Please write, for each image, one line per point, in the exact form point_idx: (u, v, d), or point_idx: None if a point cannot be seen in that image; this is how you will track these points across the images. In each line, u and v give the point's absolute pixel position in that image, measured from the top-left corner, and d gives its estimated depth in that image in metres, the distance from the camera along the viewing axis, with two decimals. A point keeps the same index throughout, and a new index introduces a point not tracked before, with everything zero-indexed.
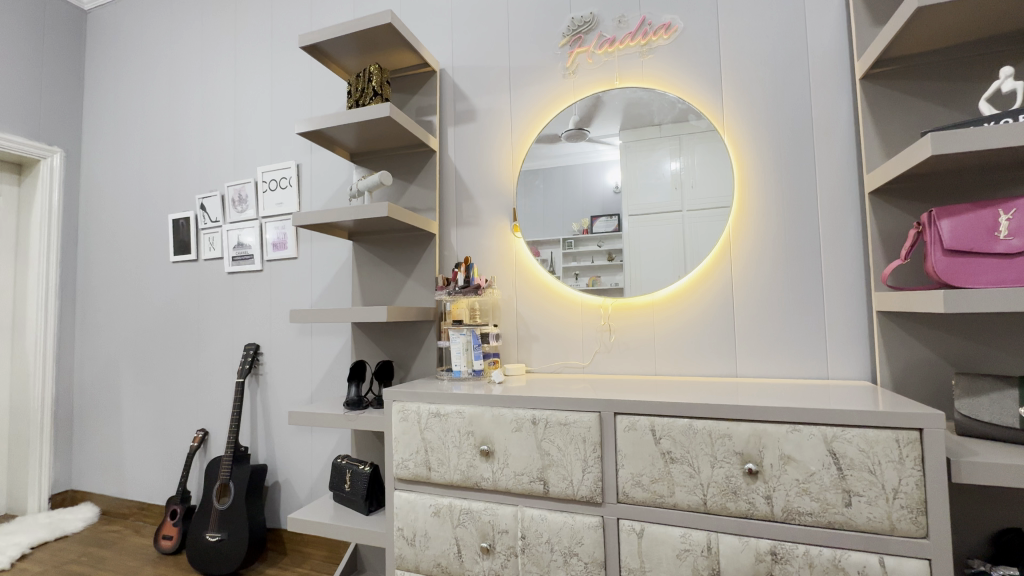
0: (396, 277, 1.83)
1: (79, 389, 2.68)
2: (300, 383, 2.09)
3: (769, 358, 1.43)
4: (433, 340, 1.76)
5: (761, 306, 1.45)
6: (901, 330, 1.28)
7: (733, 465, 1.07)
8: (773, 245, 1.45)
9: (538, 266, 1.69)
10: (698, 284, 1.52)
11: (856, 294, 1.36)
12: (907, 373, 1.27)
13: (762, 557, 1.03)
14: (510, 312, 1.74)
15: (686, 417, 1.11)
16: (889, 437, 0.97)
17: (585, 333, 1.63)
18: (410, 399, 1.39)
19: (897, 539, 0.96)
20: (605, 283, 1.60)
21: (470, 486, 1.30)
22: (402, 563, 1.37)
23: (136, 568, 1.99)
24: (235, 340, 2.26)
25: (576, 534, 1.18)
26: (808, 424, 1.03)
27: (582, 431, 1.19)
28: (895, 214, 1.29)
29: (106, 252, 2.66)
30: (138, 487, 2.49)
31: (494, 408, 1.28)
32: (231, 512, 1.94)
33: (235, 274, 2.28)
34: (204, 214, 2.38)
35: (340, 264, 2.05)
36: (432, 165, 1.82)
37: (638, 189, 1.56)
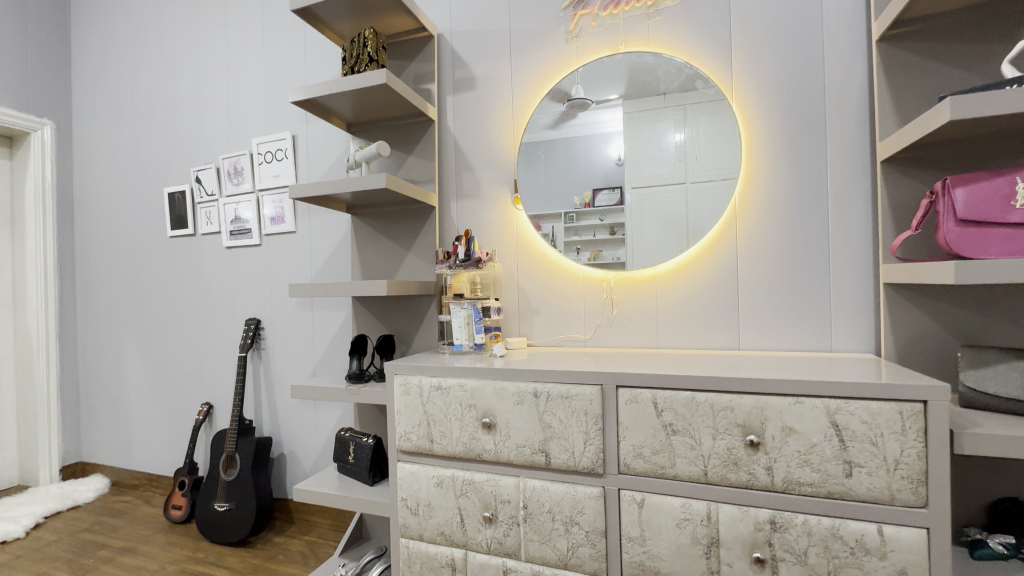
0: (395, 251, 1.81)
1: (83, 364, 2.70)
2: (301, 358, 2.10)
3: (773, 331, 1.42)
4: (434, 314, 1.75)
5: (767, 280, 1.43)
6: (908, 303, 1.26)
7: (734, 437, 1.07)
8: (780, 217, 1.42)
9: (540, 239, 1.67)
10: (702, 257, 1.49)
11: (863, 266, 1.34)
12: (913, 346, 1.26)
13: (761, 525, 1.05)
14: (511, 285, 1.73)
15: (688, 390, 1.11)
16: (892, 409, 0.96)
17: (587, 307, 1.62)
18: (411, 372, 1.39)
19: (896, 509, 0.97)
20: (607, 257, 1.58)
21: (472, 457, 1.31)
22: (406, 532, 1.39)
23: (147, 537, 2.04)
24: (236, 315, 2.26)
25: (577, 503, 1.20)
26: (811, 396, 1.02)
27: (584, 403, 1.19)
28: (907, 184, 1.25)
29: (103, 227, 2.63)
30: (146, 459, 2.53)
31: (496, 381, 1.28)
32: (238, 483, 1.98)
33: (233, 249, 2.26)
34: (199, 188, 2.34)
35: (339, 238, 2.02)
36: (431, 136, 1.77)
37: (642, 160, 1.52)
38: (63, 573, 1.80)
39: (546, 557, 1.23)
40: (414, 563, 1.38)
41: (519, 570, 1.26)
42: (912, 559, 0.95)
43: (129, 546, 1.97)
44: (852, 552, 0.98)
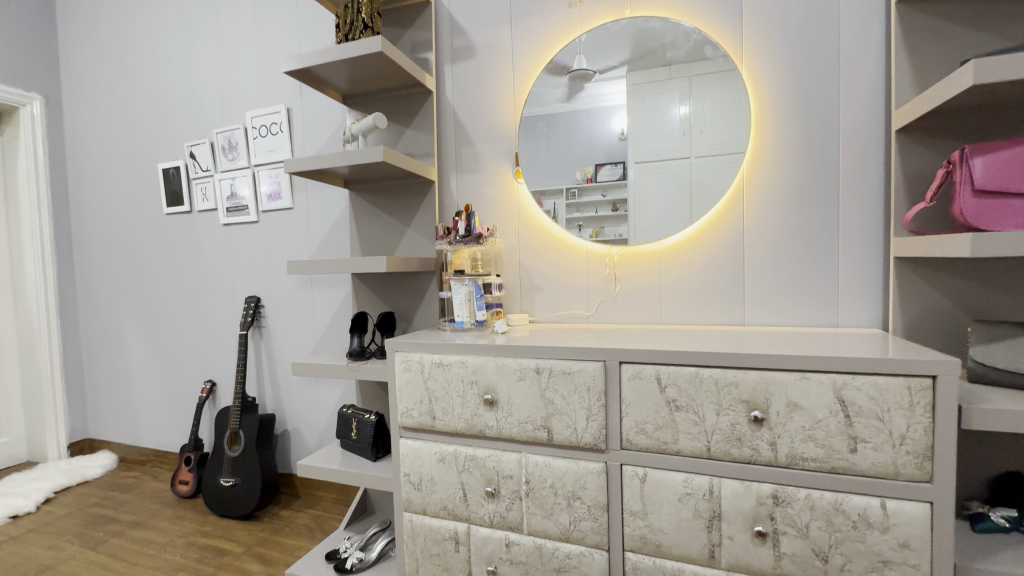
0: (395, 227, 1.78)
1: (85, 343, 2.71)
2: (302, 335, 2.09)
3: (778, 307, 1.40)
4: (435, 291, 1.73)
5: (774, 254, 1.40)
6: (918, 278, 1.23)
7: (738, 413, 1.06)
8: (789, 189, 1.38)
9: (542, 214, 1.63)
10: (707, 231, 1.46)
11: (873, 240, 1.31)
12: (922, 321, 1.24)
13: (763, 500, 1.05)
14: (512, 261, 1.70)
15: (692, 366, 1.10)
16: (900, 385, 0.95)
17: (590, 283, 1.60)
18: (412, 349, 1.38)
19: (901, 484, 0.96)
20: (609, 233, 1.55)
21: (474, 433, 1.31)
22: (409, 506, 1.40)
23: (155, 511, 2.07)
24: (236, 292, 2.24)
25: (579, 479, 1.20)
26: (818, 371, 1.01)
27: (586, 380, 1.18)
28: (922, 154, 1.21)
29: (98, 204, 2.59)
30: (152, 436, 2.56)
31: (497, 358, 1.27)
32: (243, 459, 2.00)
33: (231, 226, 2.23)
34: (194, 163, 2.29)
35: (338, 214, 1.99)
36: (429, 108, 1.72)
37: (646, 132, 1.48)
38: (75, 546, 1.84)
39: (548, 531, 1.24)
40: (417, 536, 1.40)
41: (522, 544, 1.27)
42: (914, 532, 0.95)
43: (138, 520, 2.00)
44: (854, 525, 0.99)
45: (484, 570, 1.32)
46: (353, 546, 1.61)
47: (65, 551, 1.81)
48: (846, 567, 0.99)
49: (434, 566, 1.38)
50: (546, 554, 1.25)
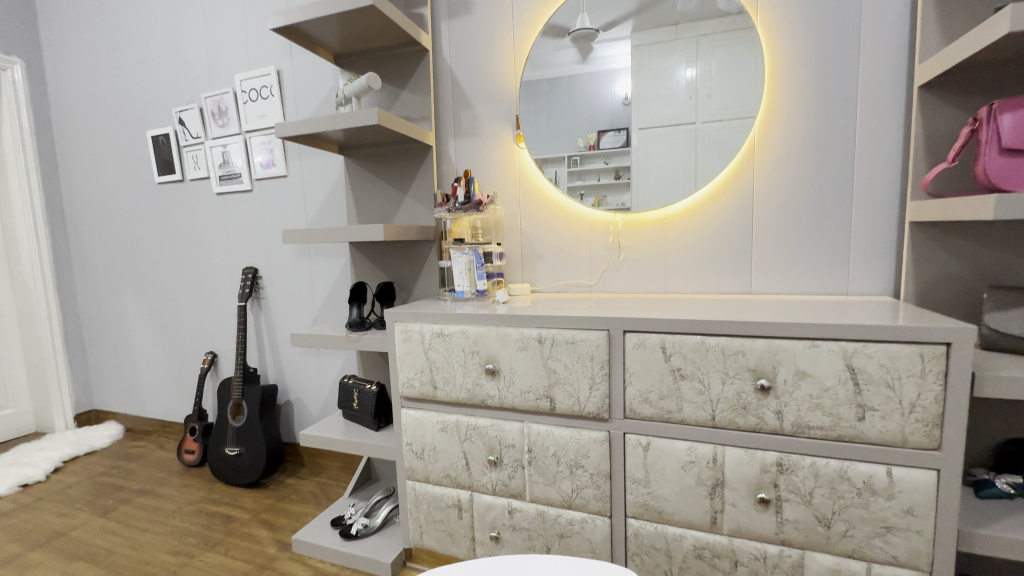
0: (392, 194, 1.73)
1: (85, 315, 2.69)
2: (301, 307, 2.07)
3: (786, 275, 1.37)
4: (434, 261, 1.69)
5: (783, 220, 1.36)
6: (934, 243, 1.19)
7: (744, 381, 1.04)
8: (802, 151, 1.32)
9: (544, 180, 1.58)
10: (715, 196, 1.41)
11: (888, 204, 1.26)
12: (935, 287, 1.20)
13: (767, 468, 1.04)
14: (513, 230, 1.66)
15: (698, 334, 1.07)
16: (912, 352, 0.92)
17: (593, 251, 1.56)
18: (412, 319, 1.36)
19: (908, 452, 0.95)
20: (611, 202, 1.51)
21: (476, 403, 1.30)
22: (412, 475, 1.41)
23: (163, 479, 2.10)
24: (233, 263, 2.21)
25: (582, 448, 1.19)
26: (827, 339, 0.98)
27: (589, 349, 1.15)
28: (945, 112, 1.15)
29: (89, 174, 2.53)
30: (157, 407, 2.58)
31: (499, 327, 1.25)
32: (247, 429, 2.01)
33: (224, 195, 2.17)
34: (184, 130, 2.22)
35: (333, 182, 1.93)
36: (425, 67, 1.64)
37: (651, 95, 1.42)
38: (85, 513, 1.87)
39: (551, 498, 1.24)
40: (421, 503, 1.41)
41: (524, 511, 1.28)
42: (919, 499, 0.95)
43: (147, 488, 2.03)
44: (859, 493, 0.98)
45: (487, 536, 1.33)
46: (358, 513, 1.63)
47: (76, 518, 1.84)
48: (848, 533, 1.00)
49: (437, 533, 1.40)
50: (549, 521, 1.26)
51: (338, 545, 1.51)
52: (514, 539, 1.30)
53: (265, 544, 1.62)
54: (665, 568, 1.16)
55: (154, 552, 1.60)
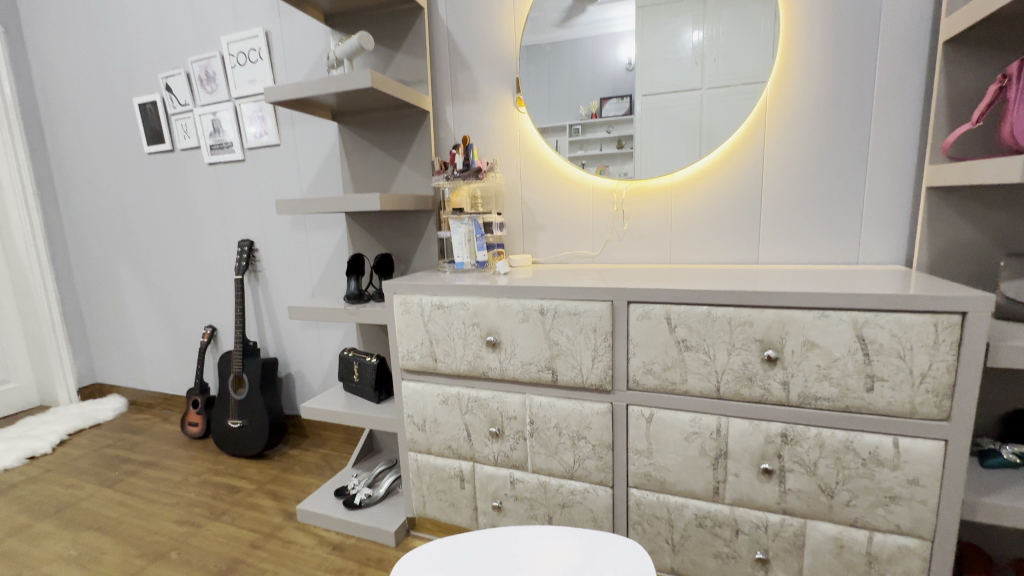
0: (388, 163, 1.67)
1: (82, 290, 2.67)
2: (299, 279, 2.04)
3: (794, 244, 1.33)
4: (433, 231, 1.65)
5: (793, 186, 1.31)
6: (950, 209, 1.15)
7: (751, 352, 1.02)
8: (816, 113, 1.26)
9: (545, 146, 1.52)
10: (724, 162, 1.36)
11: (904, 169, 1.21)
12: (950, 255, 1.16)
13: (771, 439, 1.03)
14: (513, 199, 1.61)
15: (704, 305, 1.04)
16: (926, 322, 0.90)
17: (596, 220, 1.52)
18: (410, 291, 1.33)
19: (916, 422, 0.94)
20: (613, 173, 1.46)
21: (477, 375, 1.29)
22: (414, 446, 1.41)
23: (168, 451, 2.12)
24: (228, 236, 2.17)
25: (584, 419, 1.18)
26: (838, 309, 0.95)
27: (592, 321, 1.13)
28: (969, 70, 1.09)
29: (77, 144, 2.46)
30: (159, 380, 2.59)
31: (500, 299, 1.22)
32: (249, 401, 2.01)
33: (216, 165, 2.11)
34: (171, 97, 2.14)
35: (328, 151, 1.87)
36: (420, 27, 1.56)
37: (654, 63, 1.35)
38: (92, 485, 1.89)
39: (553, 469, 1.24)
40: (423, 474, 1.41)
41: (526, 481, 1.28)
42: (925, 470, 0.94)
43: (152, 460, 2.06)
44: (864, 463, 0.97)
45: (489, 505, 1.34)
46: (361, 483, 1.64)
47: (83, 489, 1.86)
48: (851, 502, 0.99)
49: (440, 502, 1.41)
50: (551, 491, 1.26)
51: (342, 514, 1.53)
52: (516, 509, 1.31)
53: (271, 513, 1.64)
54: (666, 536, 1.17)
55: (161, 522, 1.62)
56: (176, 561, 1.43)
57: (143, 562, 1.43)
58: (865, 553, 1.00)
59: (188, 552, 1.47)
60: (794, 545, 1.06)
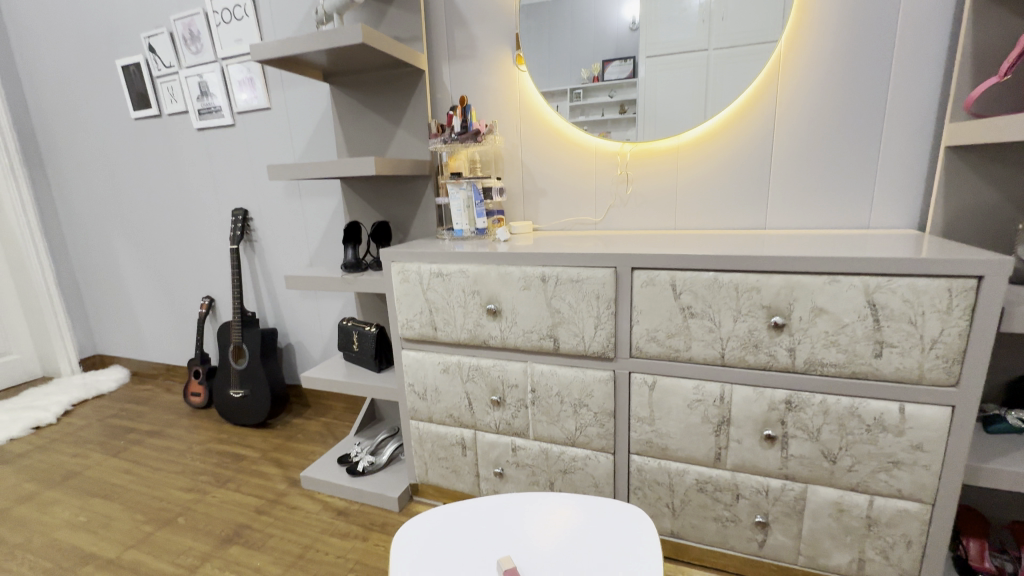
0: (383, 127, 1.61)
1: (77, 261, 2.64)
2: (296, 249, 2.00)
3: (803, 208, 1.29)
4: (431, 198, 1.60)
5: (805, 148, 1.26)
6: (968, 170, 1.10)
7: (757, 319, 1.00)
8: (832, 69, 1.20)
9: (546, 107, 1.46)
10: (733, 123, 1.30)
11: (922, 128, 1.16)
12: (965, 219, 1.13)
13: (775, 406, 1.02)
14: (513, 163, 1.55)
15: (711, 271, 1.01)
16: (940, 286, 0.87)
17: (599, 185, 1.47)
18: (409, 259, 1.29)
19: (923, 389, 0.92)
20: (615, 141, 1.41)
21: (478, 344, 1.27)
22: (415, 415, 1.41)
23: (172, 421, 2.14)
24: (222, 204, 2.12)
25: (586, 387, 1.17)
26: (849, 274, 0.92)
27: (595, 288, 1.10)
28: (998, 19, 1.02)
29: (61, 110, 2.37)
30: (160, 351, 2.59)
31: (501, 266, 1.19)
32: (249, 371, 2.01)
33: (205, 130, 2.04)
34: (155, 58, 2.05)
35: (320, 114, 1.80)
36: None
37: (661, 18, 1.29)
38: (98, 454, 1.91)
39: (555, 437, 1.24)
40: (425, 442, 1.42)
41: (528, 448, 1.29)
42: (930, 435, 0.93)
43: (157, 429, 2.07)
44: (868, 429, 0.97)
45: (491, 472, 1.35)
46: (364, 450, 1.65)
47: (89, 458, 1.88)
48: (853, 467, 0.99)
49: (442, 469, 1.42)
50: (552, 458, 1.26)
51: (346, 481, 1.55)
52: (518, 475, 1.32)
53: (275, 480, 1.66)
54: (666, 501, 1.18)
55: (167, 489, 1.64)
56: (184, 527, 1.45)
57: (151, 528, 1.46)
58: (865, 517, 1.01)
59: (195, 518, 1.49)
60: (795, 509, 1.06)
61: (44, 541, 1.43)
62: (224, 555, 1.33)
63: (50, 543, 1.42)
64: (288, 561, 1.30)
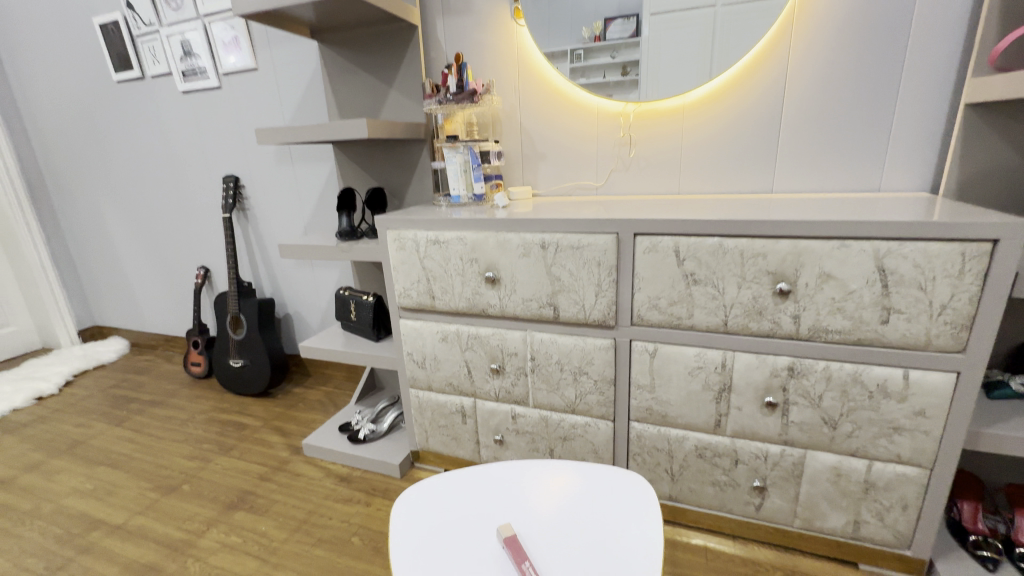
0: (375, 87, 1.54)
1: (69, 232, 2.59)
2: (290, 217, 1.95)
3: (812, 171, 1.25)
4: (427, 163, 1.55)
5: (816, 107, 1.20)
6: (988, 129, 1.05)
7: (762, 285, 0.97)
8: (849, 21, 1.13)
9: (546, 65, 1.39)
10: (741, 81, 1.24)
11: (941, 85, 1.10)
12: (981, 181, 1.09)
13: (777, 372, 1.01)
14: (511, 126, 1.50)
15: (715, 236, 0.98)
16: (953, 251, 0.84)
17: (601, 148, 1.42)
18: (405, 226, 1.26)
19: (929, 355, 0.91)
20: (617, 101, 1.35)
21: (476, 313, 1.25)
22: (415, 383, 1.40)
23: (173, 390, 2.15)
24: (212, 172, 2.06)
25: (586, 355, 1.16)
26: (859, 238, 0.89)
27: (596, 254, 1.07)
28: None
29: (39, 73, 2.27)
30: (158, 322, 2.58)
31: (499, 233, 1.15)
32: (248, 341, 2.00)
33: (191, 94, 1.96)
34: (134, 16, 1.94)
35: (310, 76, 1.72)
36: None
37: None
38: (101, 423, 1.92)
39: (555, 405, 1.24)
40: (425, 410, 1.42)
41: (527, 416, 1.29)
42: (933, 402, 0.92)
43: (158, 399, 2.08)
44: (870, 396, 0.96)
45: (491, 439, 1.36)
46: (365, 419, 1.66)
47: (93, 427, 1.89)
48: (853, 433, 0.99)
49: (442, 436, 1.43)
50: (552, 425, 1.26)
51: (347, 449, 1.56)
52: (518, 442, 1.33)
53: (278, 448, 1.67)
54: (665, 467, 1.18)
55: (171, 458, 1.66)
56: (189, 494, 1.47)
57: (157, 495, 1.48)
58: (863, 481, 1.02)
59: (199, 485, 1.51)
60: (793, 474, 1.07)
61: (52, 508, 1.45)
62: (229, 521, 1.35)
63: (58, 510, 1.44)
64: (293, 526, 1.32)
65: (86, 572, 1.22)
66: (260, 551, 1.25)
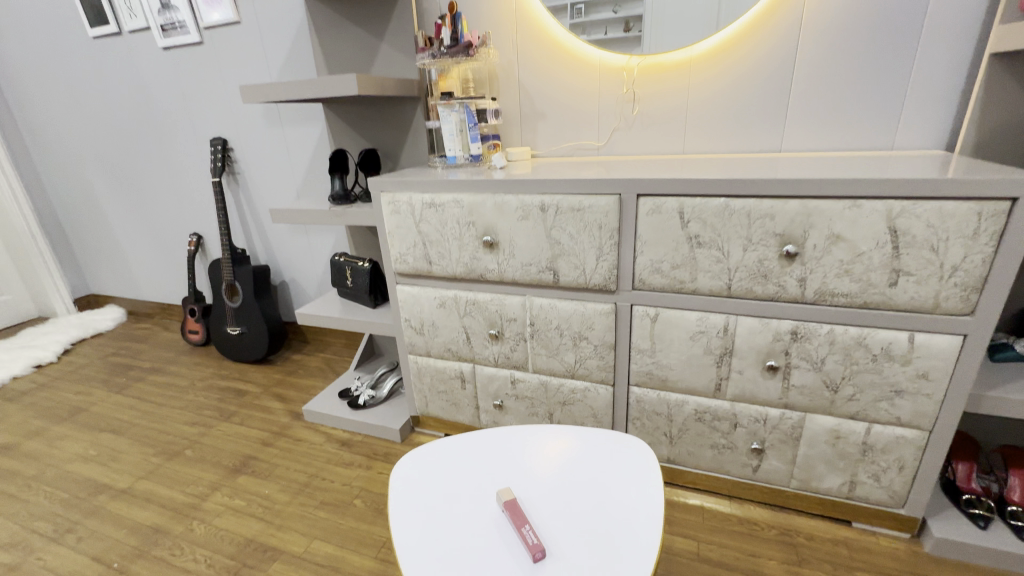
0: (365, 41, 1.46)
1: (56, 198, 2.53)
2: (281, 181, 1.90)
3: (823, 129, 1.19)
4: (422, 122, 1.49)
5: (831, 60, 1.14)
6: (1011, 82, 1.00)
7: (768, 248, 0.94)
8: None
9: (546, 16, 1.31)
10: (752, 31, 1.17)
11: (965, 33, 1.04)
12: (1000, 138, 1.04)
13: (780, 337, 1.00)
14: (509, 82, 1.42)
15: (722, 197, 0.94)
16: (969, 210, 0.81)
17: (603, 106, 1.36)
18: (400, 188, 1.22)
19: (936, 318, 0.89)
20: (620, 55, 1.29)
21: (474, 278, 1.22)
22: (413, 350, 1.39)
23: (172, 358, 2.15)
24: (199, 134, 1.98)
25: (586, 321, 1.14)
26: (871, 198, 0.86)
27: (597, 216, 1.04)
28: None
29: (11, 29, 2.16)
30: (153, 290, 2.55)
31: (497, 195, 1.11)
32: (244, 309, 1.99)
33: (172, 50, 1.87)
34: None
35: (296, 29, 1.63)
36: None
37: None
38: (101, 391, 1.93)
39: (554, 370, 1.23)
40: (424, 376, 1.42)
41: (527, 381, 1.28)
42: (937, 365, 0.91)
43: (158, 366, 2.08)
44: (874, 359, 0.95)
45: (490, 404, 1.36)
46: (364, 385, 1.66)
47: (93, 395, 1.90)
48: (854, 396, 0.99)
49: (442, 402, 1.43)
50: (551, 390, 1.26)
51: (348, 414, 1.56)
52: (517, 407, 1.33)
53: (279, 414, 1.68)
54: (664, 430, 1.19)
55: (173, 424, 1.67)
56: (191, 458, 1.49)
57: (160, 460, 1.49)
58: (861, 443, 1.02)
59: (201, 450, 1.52)
60: (791, 436, 1.07)
61: (56, 473, 1.47)
62: (232, 485, 1.37)
63: (63, 475, 1.46)
64: (295, 489, 1.34)
65: (93, 534, 1.24)
66: (264, 513, 1.27)
